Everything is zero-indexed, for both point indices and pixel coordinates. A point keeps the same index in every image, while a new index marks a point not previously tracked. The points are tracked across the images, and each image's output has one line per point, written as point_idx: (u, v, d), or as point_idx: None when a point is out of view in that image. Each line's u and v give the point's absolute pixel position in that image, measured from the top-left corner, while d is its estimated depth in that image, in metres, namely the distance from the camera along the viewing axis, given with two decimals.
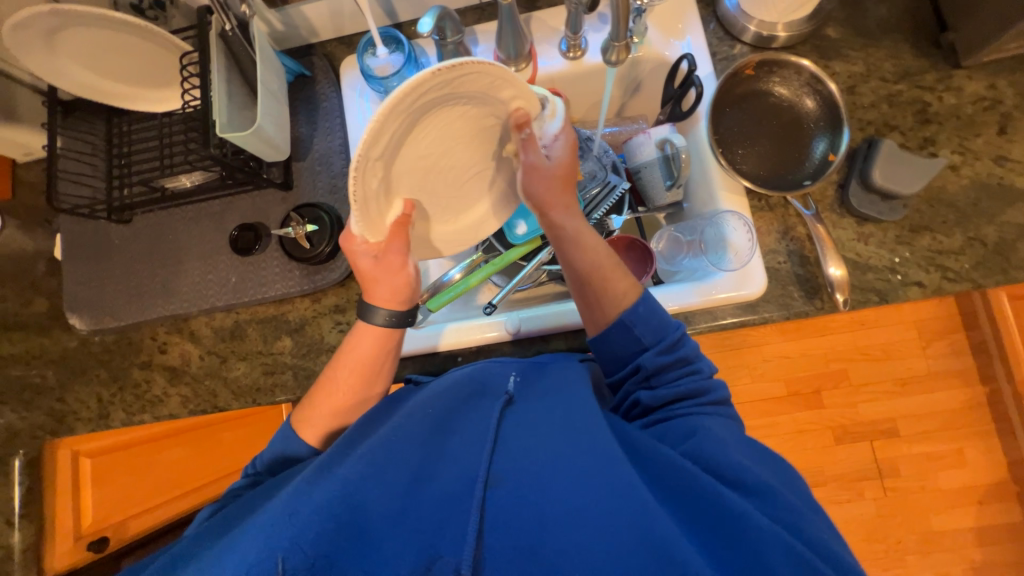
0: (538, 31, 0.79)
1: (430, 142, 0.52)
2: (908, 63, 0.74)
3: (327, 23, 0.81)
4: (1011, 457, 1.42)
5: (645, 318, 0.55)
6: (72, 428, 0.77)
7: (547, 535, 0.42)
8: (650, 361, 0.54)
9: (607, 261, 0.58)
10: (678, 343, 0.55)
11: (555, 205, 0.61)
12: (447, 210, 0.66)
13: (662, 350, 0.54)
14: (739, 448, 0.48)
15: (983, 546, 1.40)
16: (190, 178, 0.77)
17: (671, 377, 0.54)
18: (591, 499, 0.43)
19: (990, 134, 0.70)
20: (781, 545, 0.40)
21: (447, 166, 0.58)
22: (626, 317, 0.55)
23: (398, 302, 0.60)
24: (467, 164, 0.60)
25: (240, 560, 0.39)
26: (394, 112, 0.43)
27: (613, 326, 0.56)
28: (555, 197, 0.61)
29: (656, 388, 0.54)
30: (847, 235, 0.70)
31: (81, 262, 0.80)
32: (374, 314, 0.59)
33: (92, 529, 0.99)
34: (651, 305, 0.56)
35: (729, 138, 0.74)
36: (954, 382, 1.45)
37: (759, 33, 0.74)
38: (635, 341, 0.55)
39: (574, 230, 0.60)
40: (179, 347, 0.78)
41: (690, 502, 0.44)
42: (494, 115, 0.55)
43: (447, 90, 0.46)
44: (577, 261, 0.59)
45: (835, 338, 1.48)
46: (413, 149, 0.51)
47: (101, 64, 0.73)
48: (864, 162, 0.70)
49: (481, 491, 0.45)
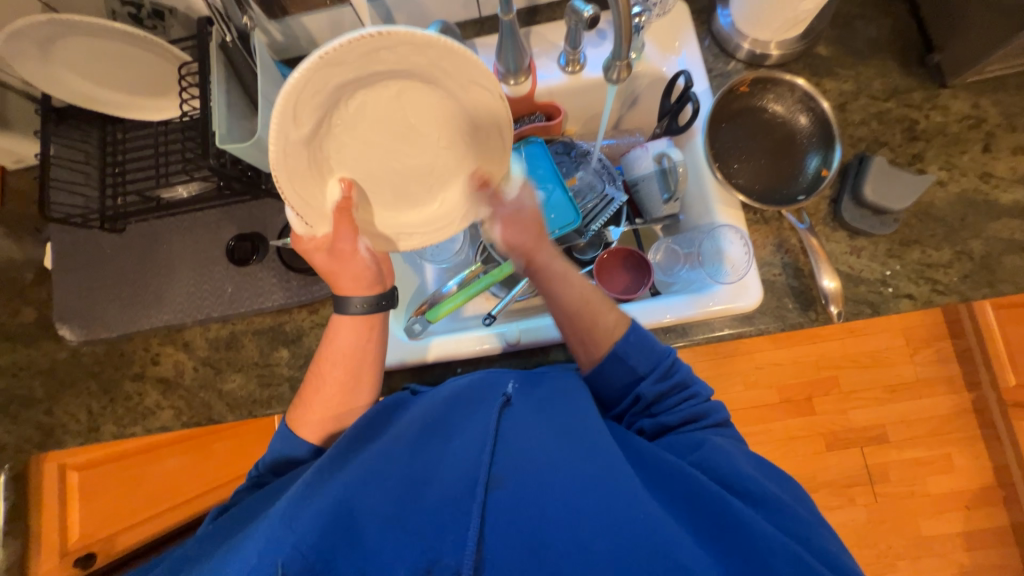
0: (537, 45, 0.80)
1: (358, 147, 0.55)
2: (897, 82, 0.76)
3: (326, 34, 0.81)
4: (997, 463, 1.45)
5: (636, 346, 0.56)
6: (60, 442, 0.76)
7: (550, 534, 0.42)
8: (649, 390, 0.55)
9: (589, 295, 0.60)
10: (673, 368, 0.56)
11: (535, 249, 0.63)
12: (429, 151, 0.59)
13: (657, 378, 0.55)
14: (755, 466, 0.49)
15: (971, 551, 1.43)
16: (188, 189, 0.76)
17: (670, 403, 0.55)
18: (592, 498, 0.43)
19: (975, 151, 0.73)
20: (787, 553, 0.40)
21: (390, 133, 0.55)
22: (619, 347, 0.56)
23: (365, 287, 0.63)
24: (399, 116, 0.54)
25: (246, 561, 0.39)
26: (292, 192, 0.51)
27: (606, 359, 0.56)
28: (535, 240, 0.64)
29: (659, 415, 0.55)
30: (840, 248, 0.72)
31: (72, 272, 0.78)
32: (349, 303, 0.61)
33: (79, 544, 1.03)
34: (641, 333, 0.57)
35: (724, 153, 0.76)
36: (941, 389, 1.48)
37: (753, 51, 0.76)
38: (630, 371, 0.56)
39: (561, 267, 0.62)
40: (172, 358, 0.77)
41: (698, 509, 0.45)
42: (356, 81, 0.48)
43: (314, 165, 0.52)
44: (564, 298, 0.60)
45: (824, 346, 1.50)
46: (355, 158, 0.56)
47: (98, 72, 0.72)
48: (855, 178, 0.72)
49: (483, 491, 0.44)
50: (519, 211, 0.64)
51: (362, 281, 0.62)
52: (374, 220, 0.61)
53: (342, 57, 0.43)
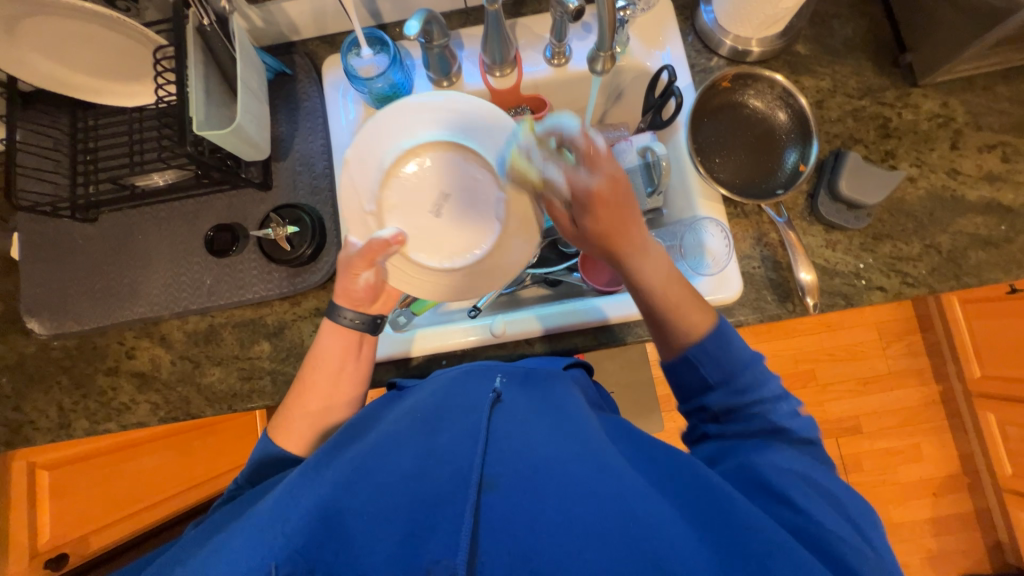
0: (523, 37, 0.80)
1: (414, 195, 0.72)
2: (871, 80, 0.78)
3: (308, 21, 0.79)
4: (962, 451, 1.51)
5: (712, 355, 0.54)
6: (28, 439, 0.73)
7: (543, 539, 0.40)
8: (717, 401, 0.54)
9: (669, 289, 0.57)
10: (752, 383, 0.54)
11: (618, 250, 0.56)
12: (461, 211, 0.72)
13: (730, 391, 0.54)
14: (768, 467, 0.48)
15: (937, 535, 1.49)
16: (163, 177, 0.74)
17: (743, 415, 0.54)
18: (583, 503, 0.42)
19: (943, 149, 0.75)
20: (788, 560, 0.39)
21: (446, 199, 0.72)
22: (693, 355, 0.55)
23: (362, 304, 0.64)
24: (454, 215, 0.72)
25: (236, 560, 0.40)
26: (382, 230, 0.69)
27: (678, 361, 0.56)
28: (620, 239, 0.56)
29: (726, 424, 0.55)
30: (816, 241, 0.74)
31: (39, 263, 0.75)
32: (341, 314, 0.63)
33: (51, 546, 1.01)
34: (720, 340, 0.55)
35: (706, 147, 0.77)
36: (911, 381, 1.53)
37: (734, 48, 0.78)
38: (701, 380, 0.55)
39: (648, 261, 0.57)
40: (149, 352, 0.75)
41: (707, 511, 0.43)
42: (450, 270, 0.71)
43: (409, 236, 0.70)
44: (637, 292, 0.58)
45: (803, 340, 1.54)
46: (403, 186, 0.71)
47: (68, 54, 0.70)
48: (831, 173, 0.73)
49: (476, 493, 0.43)
50: (603, 207, 0.54)
51: (360, 300, 0.64)
52: (401, 183, 0.71)
53: (447, 278, 0.70)
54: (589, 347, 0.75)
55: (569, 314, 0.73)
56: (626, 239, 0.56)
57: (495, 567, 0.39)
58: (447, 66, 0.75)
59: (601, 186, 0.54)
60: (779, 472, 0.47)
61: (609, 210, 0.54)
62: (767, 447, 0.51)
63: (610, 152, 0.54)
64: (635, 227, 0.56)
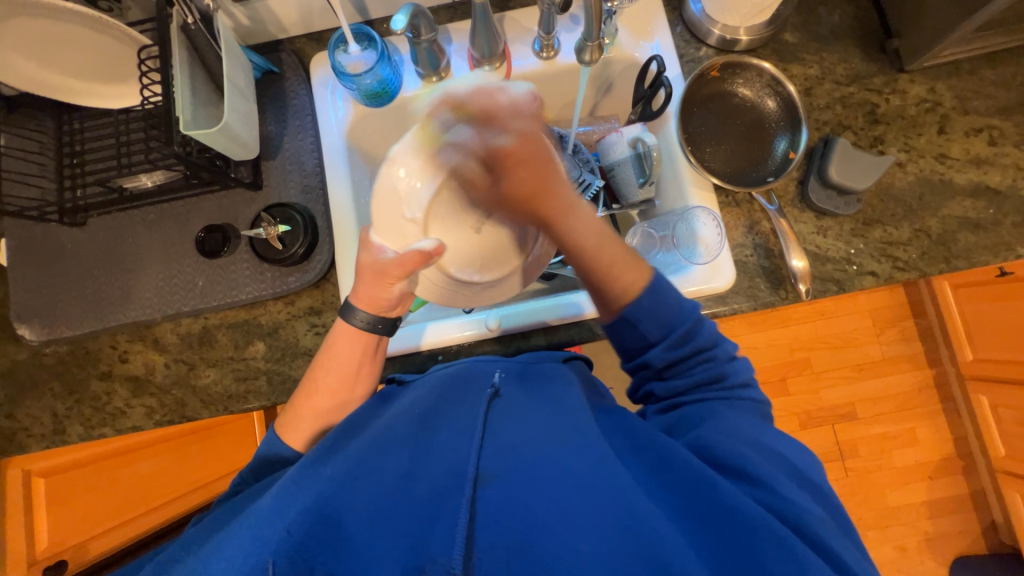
0: (511, 30, 0.80)
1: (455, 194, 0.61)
2: (858, 67, 0.79)
3: (295, 19, 0.79)
4: (956, 434, 1.53)
5: (651, 313, 0.52)
6: (22, 447, 0.72)
7: (539, 531, 0.41)
8: (659, 358, 0.52)
9: (602, 249, 0.54)
10: (691, 333, 0.52)
11: (541, 204, 0.55)
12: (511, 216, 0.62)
13: (671, 345, 0.52)
14: (749, 442, 0.47)
15: (934, 518, 1.51)
16: (152, 178, 0.74)
17: (685, 368, 0.53)
18: (581, 495, 0.43)
19: (931, 134, 0.76)
20: (776, 541, 0.39)
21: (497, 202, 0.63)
22: (630, 313, 0.52)
23: (378, 309, 0.60)
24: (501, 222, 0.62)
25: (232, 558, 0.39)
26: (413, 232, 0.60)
27: (618, 323, 0.53)
28: (540, 193, 0.55)
29: (670, 380, 0.54)
30: (807, 228, 0.75)
31: (28, 269, 0.75)
32: (355, 315, 0.60)
33: (49, 554, 0.99)
34: (658, 296, 0.52)
35: (696, 137, 0.77)
36: (905, 366, 1.55)
37: (722, 37, 0.78)
38: (642, 338, 0.52)
39: (569, 218, 0.55)
40: (142, 356, 0.75)
41: (699, 496, 0.43)
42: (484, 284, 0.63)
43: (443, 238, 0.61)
44: (573, 255, 0.56)
45: (798, 329, 1.56)
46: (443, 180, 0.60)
47: (51, 55, 0.69)
48: (821, 159, 0.74)
49: (472, 488, 0.43)
50: (519, 163, 0.55)
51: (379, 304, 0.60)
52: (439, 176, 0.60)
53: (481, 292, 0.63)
54: (586, 339, 0.75)
55: (564, 307, 0.73)
56: (546, 193, 0.55)
57: (491, 562, 0.40)
58: (436, 60, 0.75)
59: (513, 142, 0.55)
60: (753, 446, 0.47)
61: (521, 164, 0.55)
62: (729, 410, 0.50)
63: (519, 108, 0.56)
64: (556, 183, 0.55)
